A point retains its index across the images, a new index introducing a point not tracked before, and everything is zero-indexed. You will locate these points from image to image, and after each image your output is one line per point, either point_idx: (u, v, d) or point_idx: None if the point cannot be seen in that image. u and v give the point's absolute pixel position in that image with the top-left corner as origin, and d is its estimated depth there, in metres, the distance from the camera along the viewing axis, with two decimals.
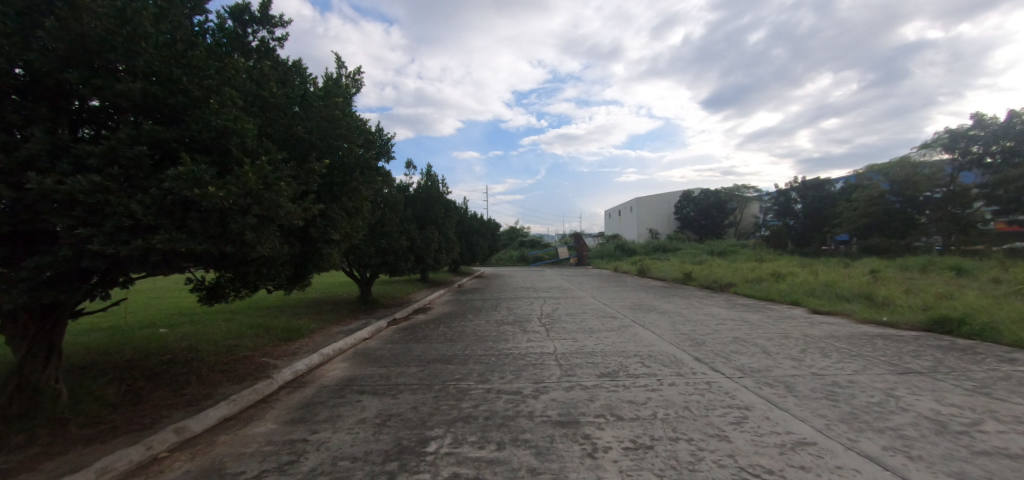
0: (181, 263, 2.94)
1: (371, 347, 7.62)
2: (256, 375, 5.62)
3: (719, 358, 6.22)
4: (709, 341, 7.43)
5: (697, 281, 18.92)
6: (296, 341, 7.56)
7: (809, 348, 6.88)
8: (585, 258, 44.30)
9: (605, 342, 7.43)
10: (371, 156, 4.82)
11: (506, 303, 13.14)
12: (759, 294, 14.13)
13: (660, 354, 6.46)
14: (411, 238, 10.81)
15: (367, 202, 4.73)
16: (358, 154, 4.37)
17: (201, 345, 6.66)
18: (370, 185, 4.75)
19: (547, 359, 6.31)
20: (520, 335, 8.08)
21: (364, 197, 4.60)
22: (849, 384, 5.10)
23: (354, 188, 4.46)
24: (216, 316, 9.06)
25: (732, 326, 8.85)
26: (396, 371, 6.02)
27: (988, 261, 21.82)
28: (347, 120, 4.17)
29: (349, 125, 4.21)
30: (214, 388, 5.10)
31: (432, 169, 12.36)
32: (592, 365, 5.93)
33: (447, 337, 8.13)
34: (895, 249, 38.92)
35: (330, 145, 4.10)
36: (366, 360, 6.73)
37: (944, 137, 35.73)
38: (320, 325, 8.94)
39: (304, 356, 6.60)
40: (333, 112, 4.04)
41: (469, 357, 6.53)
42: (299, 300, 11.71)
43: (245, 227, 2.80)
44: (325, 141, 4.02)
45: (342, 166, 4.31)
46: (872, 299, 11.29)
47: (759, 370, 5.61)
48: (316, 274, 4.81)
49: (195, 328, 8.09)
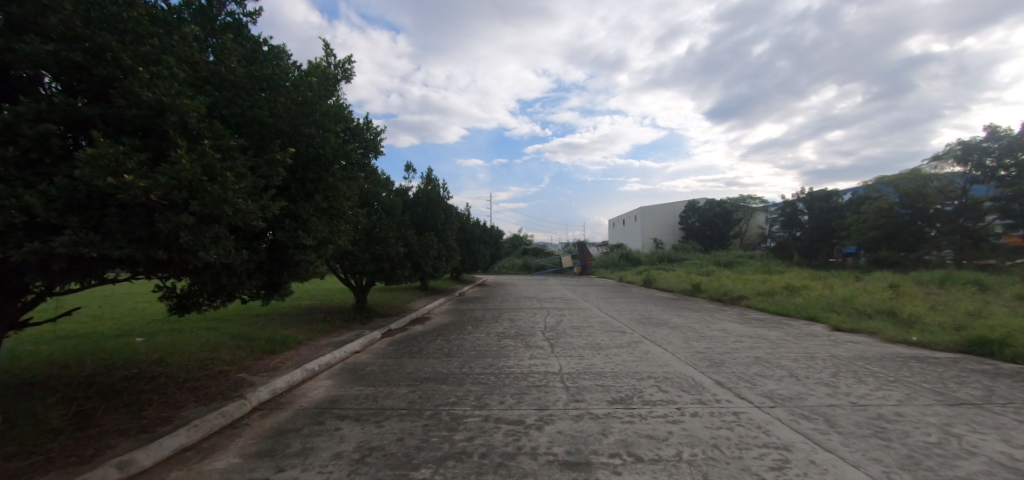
0: (103, 267, 2.48)
1: (360, 362, 7.01)
2: (227, 394, 5.03)
3: (743, 384, 5.58)
4: (728, 362, 6.80)
5: (706, 293, 18.26)
6: (280, 354, 6.99)
7: (841, 372, 6.25)
8: (589, 267, 43.84)
9: (614, 360, 6.82)
10: (352, 150, 4.33)
11: (507, 314, 12.52)
12: (773, 308, 13.50)
13: (677, 377, 5.84)
14: (409, 245, 10.17)
15: (347, 201, 4.22)
16: (336, 145, 3.88)
17: (173, 358, 6.11)
18: (350, 182, 4.24)
19: (551, 381, 5.70)
20: (522, 351, 7.46)
21: (343, 195, 4.09)
22: (898, 418, 4.48)
23: (332, 184, 4.01)
24: (199, 325, 8.50)
25: (751, 345, 8.21)
26: (385, 392, 5.42)
27: (1001, 277, 21.24)
28: (322, 107, 3.72)
29: (324, 112, 3.74)
30: (176, 411, 4.51)
31: (432, 173, 11.78)
32: (602, 389, 5.32)
33: (444, 353, 7.52)
34: (904, 262, 38.18)
35: (302, 134, 3.61)
36: (353, 377, 6.13)
37: (956, 149, 35.12)
38: (309, 336, 8.36)
39: (284, 372, 6.01)
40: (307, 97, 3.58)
41: (466, 377, 5.93)
42: (291, 309, 11.16)
43: (180, 227, 2.27)
44: (297, 130, 3.57)
45: (318, 159, 3.85)
46: (897, 316, 10.66)
47: (791, 399, 4.99)
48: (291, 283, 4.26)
49: (173, 337, 7.52)
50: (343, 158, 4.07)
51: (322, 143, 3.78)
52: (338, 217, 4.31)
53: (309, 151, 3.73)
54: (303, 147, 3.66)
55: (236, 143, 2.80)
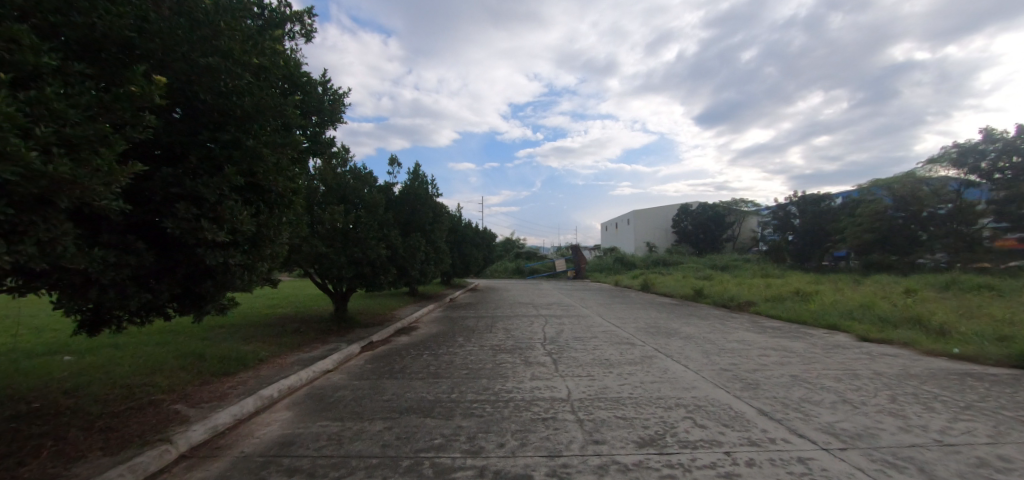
0: None
1: (331, 385, 5.93)
2: (147, 438, 3.90)
3: (794, 415, 4.60)
4: (763, 383, 5.82)
5: (710, 298, 17.30)
6: (235, 376, 5.90)
7: (901, 396, 5.29)
8: (583, 272, 43.03)
9: (631, 381, 5.83)
10: (287, 110, 3.82)
11: (503, 323, 11.46)
12: (786, 315, 12.60)
13: (713, 405, 4.85)
14: (393, 247, 8.97)
15: (276, 175, 3.70)
16: (256, 100, 3.48)
17: (95, 382, 5.01)
18: (280, 150, 3.68)
19: (561, 411, 4.67)
20: (522, 370, 6.43)
21: (269, 165, 3.56)
22: (1007, 466, 3.50)
23: (256, 152, 3.43)
24: (147, 341, 7.34)
25: (780, 359, 7.26)
26: (354, 429, 4.31)
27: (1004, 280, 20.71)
28: (231, 54, 3.32)
29: (237, 56, 3.37)
30: (68, 466, 3.38)
31: (420, 167, 10.69)
32: (625, 425, 4.27)
33: (430, 372, 6.43)
34: (897, 265, 37.98)
35: (205, 79, 3.26)
36: (318, 407, 5.04)
37: (952, 152, 34.87)
38: (276, 353, 7.22)
39: (233, 402, 4.90)
40: (201, 40, 3.20)
41: (456, 406, 4.87)
42: (260, 321, 9.96)
43: None
44: (183, 87, 3.23)
45: (225, 120, 3.46)
46: (927, 325, 9.79)
47: (860, 438, 4.02)
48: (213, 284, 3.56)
49: (109, 355, 6.38)
50: (262, 122, 3.60)
51: (224, 99, 3.36)
52: (258, 198, 3.77)
53: (217, 102, 3.34)
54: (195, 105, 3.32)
55: (63, 74, 2.41)
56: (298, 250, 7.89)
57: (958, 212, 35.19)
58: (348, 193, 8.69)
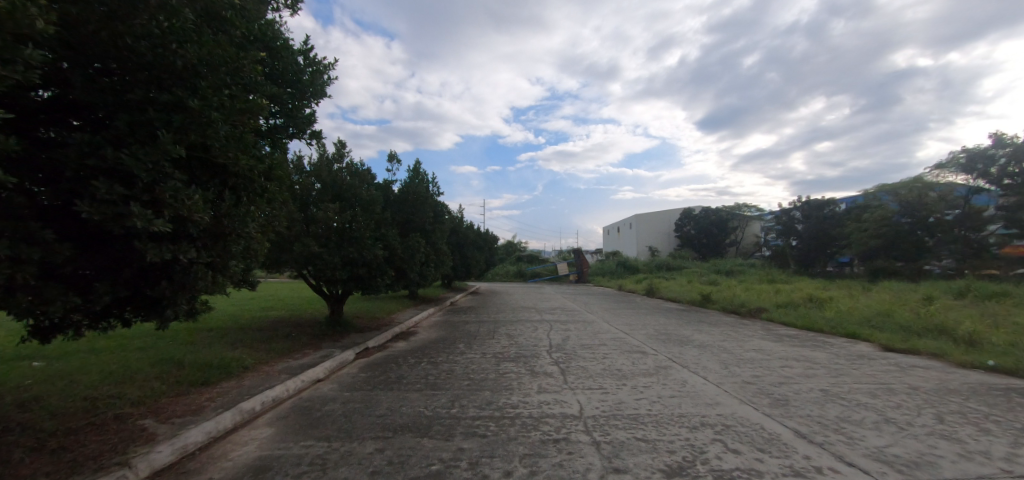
0: None
1: (320, 397, 5.43)
2: (102, 461, 3.40)
3: (836, 438, 4.08)
4: (793, 398, 5.31)
5: (719, 304, 16.75)
6: (216, 387, 5.40)
7: (949, 416, 4.77)
8: (585, 276, 42.53)
9: (648, 396, 5.33)
10: (242, 65, 3.29)
11: (506, 329, 10.95)
12: (800, 322, 12.08)
13: (744, 425, 4.34)
14: (391, 247, 8.42)
15: (231, 146, 3.06)
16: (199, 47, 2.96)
17: (57, 393, 4.52)
18: (237, 113, 3.12)
19: (573, 432, 4.15)
20: (528, 382, 5.93)
21: (221, 133, 2.97)
22: None
23: (204, 116, 2.92)
24: (126, 346, 6.87)
25: (805, 371, 6.75)
26: (340, 451, 3.81)
27: (1019, 287, 20.11)
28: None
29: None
30: None
31: (419, 165, 10.23)
32: (648, 449, 3.75)
33: (429, 383, 5.90)
34: (903, 272, 37.39)
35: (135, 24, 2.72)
36: (303, 423, 4.53)
37: (960, 157, 34.31)
38: (263, 360, 6.72)
39: (208, 417, 4.40)
40: None
41: (456, 424, 4.37)
42: (251, 326, 9.49)
43: None
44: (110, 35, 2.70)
45: (167, 76, 2.91)
46: (953, 334, 9.26)
47: (919, 468, 3.50)
48: (166, 281, 3.10)
49: (81, 362, 5.89)
50: (212, 78, 3.08)
51: (165, 51, 2.83)
52: (212, 178, 3.20)
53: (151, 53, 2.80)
54: (125, 58, 2.79)
55: None
56: (289, 250, 7.44)
57: (966, 218, 34.64)
58: (344, 190, 8.23)
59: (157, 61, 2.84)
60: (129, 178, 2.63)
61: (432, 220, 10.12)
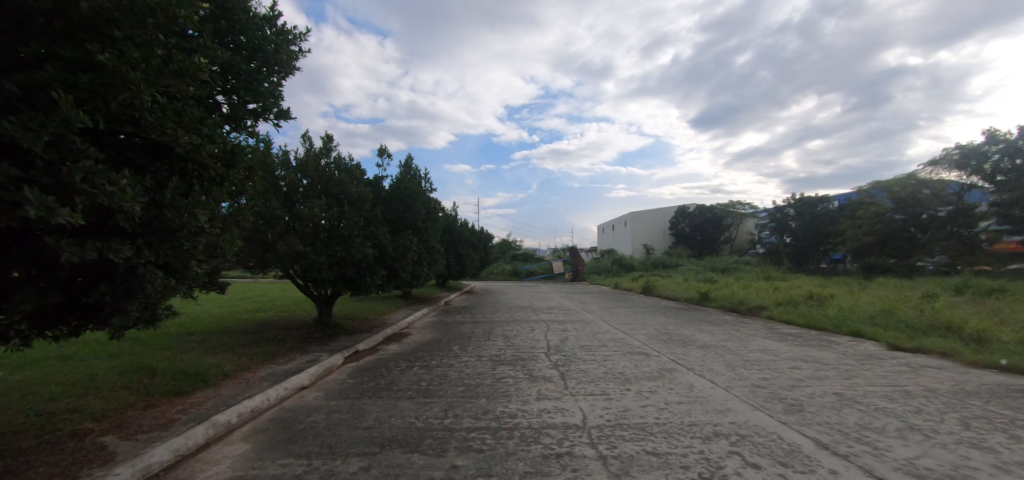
0: None
1: (304, 406, 5.07)
2: None
3: (861, 449, 3.77)
4: (808, 404, 5.01)
5: (718, 302, 16.52)
6: (190, 397, 5.02)
7: (975, 422, 4.49)
8: (580, 274, 42.43)
9: (654, 401, 5.01)
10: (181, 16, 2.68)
11: (502, 330, 10.60)
12: (802, 320, 11.85)
13: (761, 437, 4.00)
14: (381, 245, 8.00)
15: (161, 118, 2.57)
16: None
17: (9, 409, 4.12)
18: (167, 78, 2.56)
19: (577, 445, 3.81)
20: (527, 388, 5.59)
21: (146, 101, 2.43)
22: None
23: (121, 78, 2.34)
24: (98, 353, 6.47)
25: (816, 373, 6.45)
26: (321, 470, 3.45)
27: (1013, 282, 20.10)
28: None
29: None
30: None
31: (411, 160, 9.83)
32: (660, 465, 3.42)
33: (421, 390, 5.54)
34: (896, 269, 37.50)
35: None
36: (283, 437, 4.16)
37: (953, 154, 34.36)
38: (245, 366, 6.34)
39: (177, 432, 4.03)
40: None
41: (450, 437, 4.02)
42: (235, 329, 9.08)
43: None
44: None
45: (72, 27, 2.37)
46: (960, 332, 9.04)
47: None
48: (110, 283, 2.81)
49: (47, 370, 5.50)
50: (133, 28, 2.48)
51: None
52: (152, 161, 2.79)
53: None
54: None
55: None
56: (273, 249, 7.06)
57: (958, 214, 34.76)
58: (332, 185, 7.83)
59: (61, 7, 2.29)
60: (24, 156, 2.24)
61: (426, 217, 9.69)
